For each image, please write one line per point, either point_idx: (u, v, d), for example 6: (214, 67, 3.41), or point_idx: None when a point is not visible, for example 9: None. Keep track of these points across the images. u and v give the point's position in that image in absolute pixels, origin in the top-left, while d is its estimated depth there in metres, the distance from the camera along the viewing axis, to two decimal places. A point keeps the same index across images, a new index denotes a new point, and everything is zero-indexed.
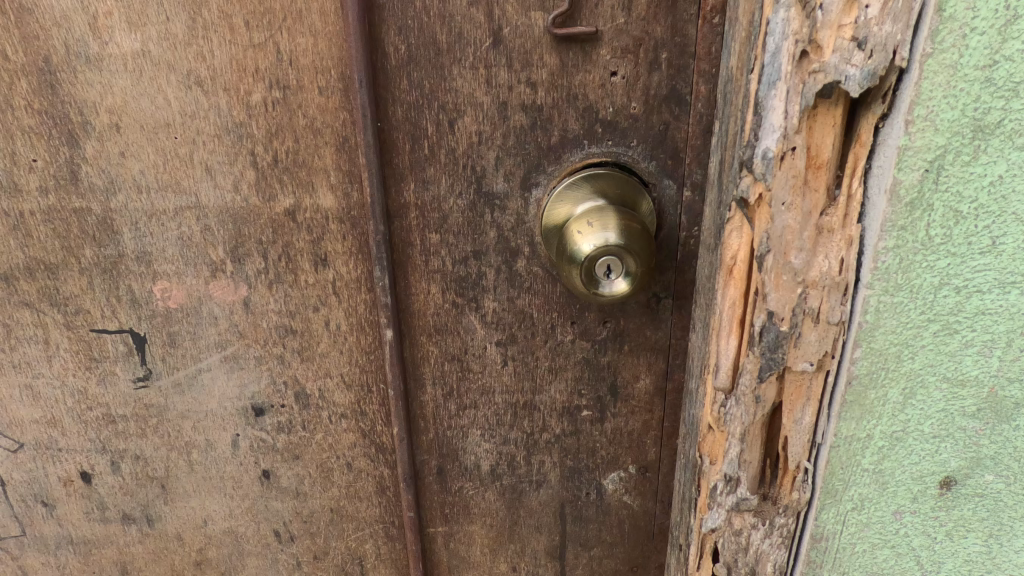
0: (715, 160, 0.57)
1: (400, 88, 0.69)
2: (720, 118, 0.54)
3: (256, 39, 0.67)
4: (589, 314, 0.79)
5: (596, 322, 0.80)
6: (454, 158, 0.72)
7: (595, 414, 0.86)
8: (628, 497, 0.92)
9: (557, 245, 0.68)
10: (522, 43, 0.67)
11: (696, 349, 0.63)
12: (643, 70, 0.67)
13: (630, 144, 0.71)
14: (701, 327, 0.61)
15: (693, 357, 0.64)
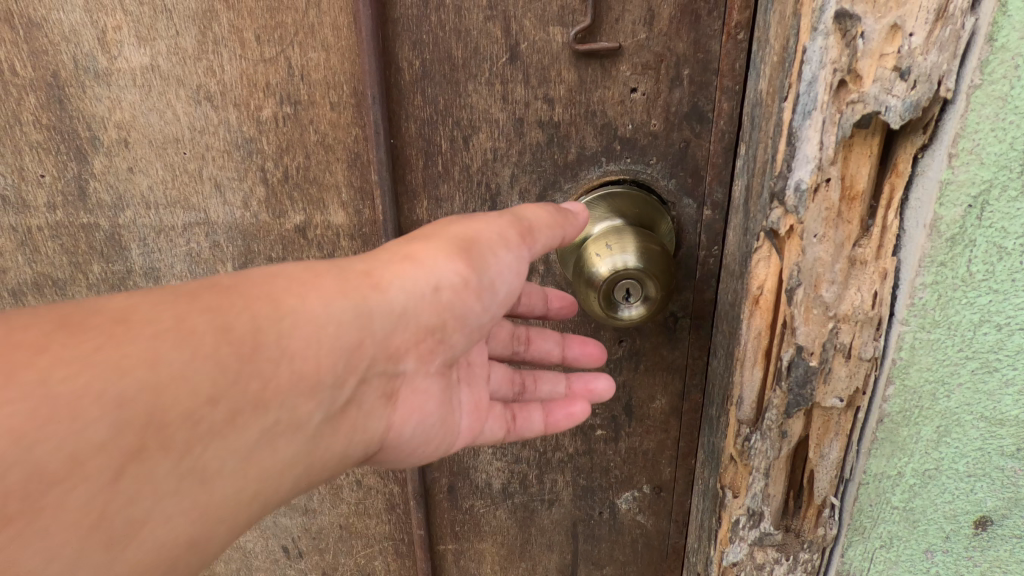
0: (740, 183, 0.55)
1: (413, 104, 0.67)
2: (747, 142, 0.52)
3: (267, 54, 0.65)
4: (605, 333, 0.78)
5: (611, 341, 0.78)
6: (469, 176, 0.70)
7: (609, 433, 0.85)
8: (642, 516, 0.91)
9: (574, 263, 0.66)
10: (540, 59, 0.65)
11: (717, 376, 0.61)
12: (664, 87, 0.66)
13: (649, 162, 0.69)
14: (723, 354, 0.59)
15: (714, 385, 0.62)
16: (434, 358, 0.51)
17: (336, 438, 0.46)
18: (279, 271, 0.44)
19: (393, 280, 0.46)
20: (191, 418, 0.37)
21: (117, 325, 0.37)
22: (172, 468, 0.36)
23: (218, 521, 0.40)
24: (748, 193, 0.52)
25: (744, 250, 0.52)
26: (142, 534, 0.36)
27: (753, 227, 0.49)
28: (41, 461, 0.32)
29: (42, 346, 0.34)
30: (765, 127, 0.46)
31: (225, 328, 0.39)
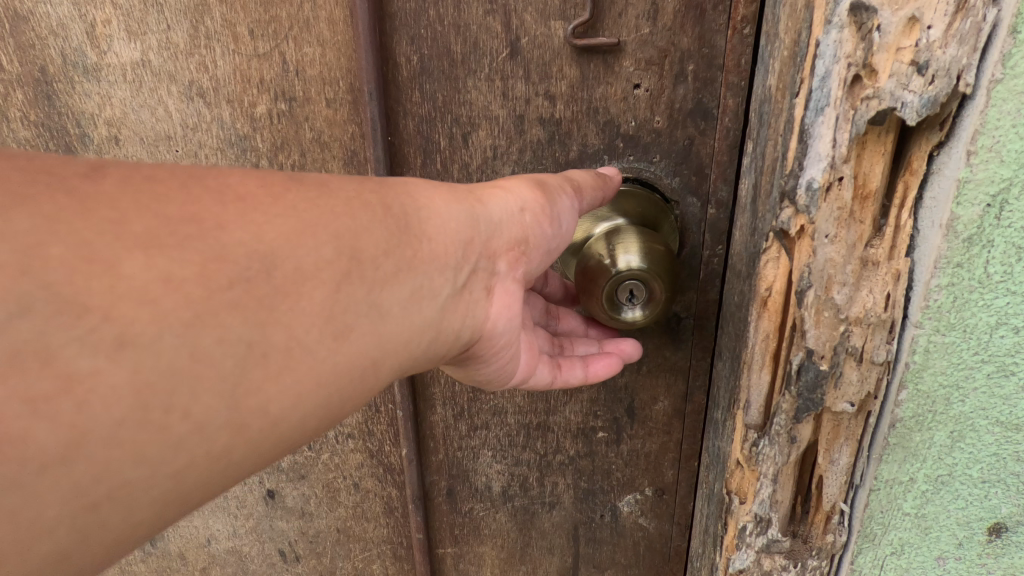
0: (746, 181, 0.54)
1: (411, 100, 0.66)
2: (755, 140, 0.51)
3: (261, 49, 0.64)
4: None
5: None
6: (468, 174, 0.68)
7: (611, 435, 0.84)
8: (644, 519, 0.90)
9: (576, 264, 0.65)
10: (541, 54, 0.63)
11: (722, 380, 0.59)
12: (668, 83, 0.64)
13: (652, 160, 0.68)
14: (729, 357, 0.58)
15: (719, 388, 0.61)
16: (524, 269, 0.52)
17: (458, 312, 0.47)
18: (410, 178, 0.48)
19: (493, 191, 0.50)
20: (363, 264, 0.41)
21: (313, 186, 0.42)
22: (351, 302, 0.40)
23: (361, 370, 0.41)
24: (755, 193, 0.50)
25: (751, 251, 0.50)
26: (314, 361, 0.38)
27: (761, 228, 0.48)
28: (276, 267, 0.37)
29: (273, 196, 0.39)
30: (774, 125, 0.45)
31: (384, 204, 0.44)
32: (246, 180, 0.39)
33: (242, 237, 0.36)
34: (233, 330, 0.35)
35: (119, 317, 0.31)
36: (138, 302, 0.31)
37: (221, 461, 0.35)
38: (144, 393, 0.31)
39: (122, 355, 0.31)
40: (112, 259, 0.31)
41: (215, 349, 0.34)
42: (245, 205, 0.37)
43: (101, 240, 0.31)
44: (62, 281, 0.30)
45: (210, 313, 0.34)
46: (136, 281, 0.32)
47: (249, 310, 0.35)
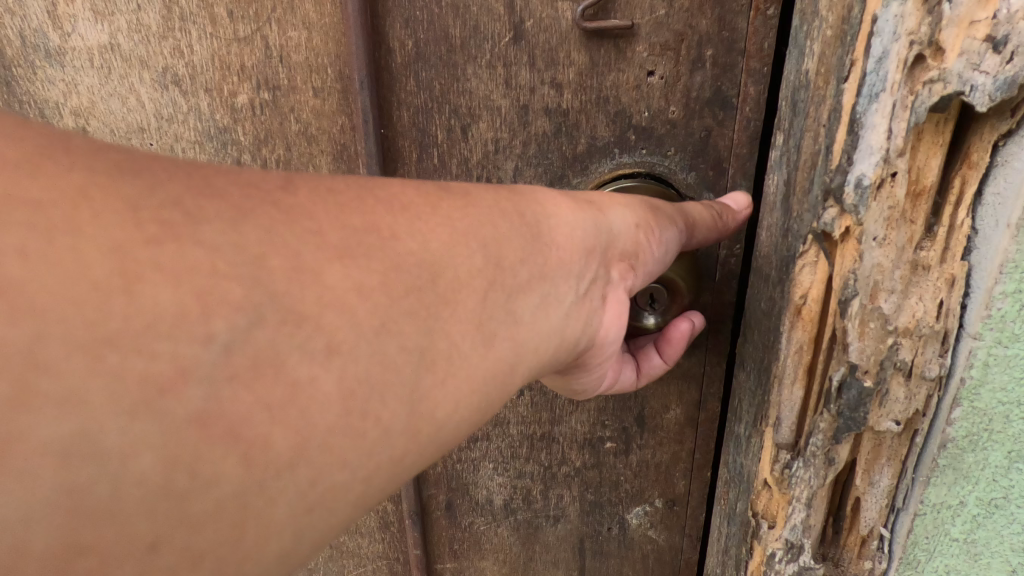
0: (770, 180, 0.48)
1: (405, 89, 0.60)
2: (784, 132, 0.44)
3: (241, 32, 0.58)
4: None
5: None
6: (468, 169, 0.63)
7: (620, 445, 0.80)
8: (654, 531, 0.86)
9: None
10: (547, 38, 0.58)
11: (744, 392, 0.52)
12: (684, 70, 0.60)
13: (666, 153, 0.63)
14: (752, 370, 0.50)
15: (740, 400, 0.54)
16: (633, 282, 0.48)
17: (581, 321, 0.45)
18: (533, 186, 0.46)
19: (611, 200, 0.48)
20: (506, 273, 0.40)
21: (457, 196, 0.41)
22: (495, 310, 0.39)
23: (504, 374, 0.40)
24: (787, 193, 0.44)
25: (783, 256, 0.45)
26: (465, 367, 0.37)
27: (797, 232, 0.43)
28: (438, 278, 0.37)
29: (426, 203, 0.39)
30: (816, 116, 0.40)
31: (519, 212, 0.43)
32: (405, 192, 0.39)
33: (411, 247, 0.36)
34: (411, 338, 0.35)
35: (326, 325, 0.32)
36: (339, 311, 0.32)
37: (401, 464, 0.35)
38: (348, 400, 0.32)
39: (332, 362, 0.32)
40: (318, 268, 0.32)
41: (396, 357, 0.34)
42: (410, 215, 0.37)
43: (305, 250, 0.32)
44: (284, 290, 0.31)
45: (391, 322, 0.34)
46: (338, 291, 0.32)
47: (419, 318, 0.35)
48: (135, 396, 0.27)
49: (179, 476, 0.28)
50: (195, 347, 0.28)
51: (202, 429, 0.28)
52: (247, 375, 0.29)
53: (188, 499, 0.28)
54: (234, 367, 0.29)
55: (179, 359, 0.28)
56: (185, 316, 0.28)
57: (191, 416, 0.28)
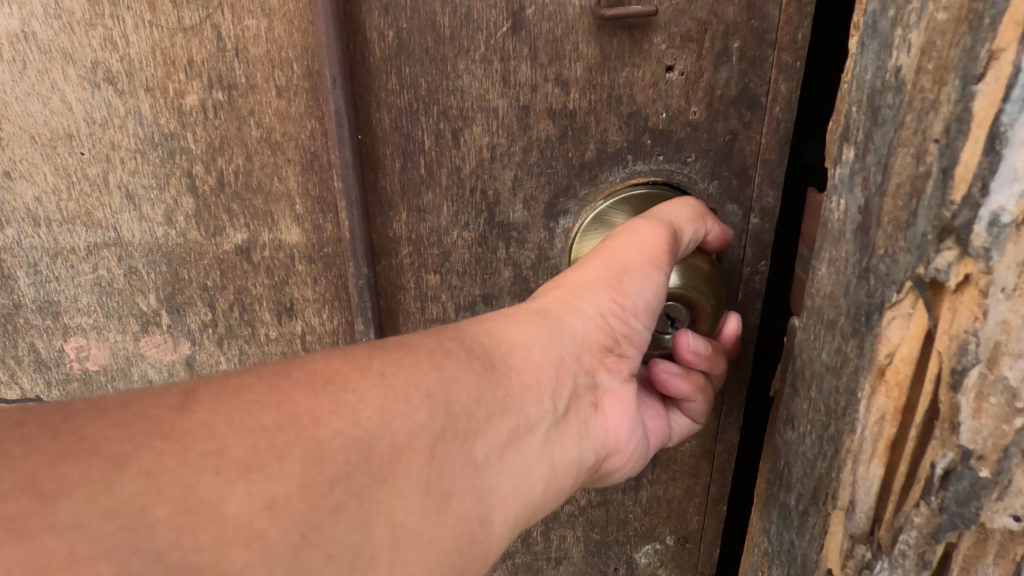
0: (840, 203, 0.39)
1: (385, 88, 0.51)
2: (863, 147, 0.36)
3: (187, 21, 0.49)
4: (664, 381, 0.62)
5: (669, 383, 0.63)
6: (460, 180, 0.55)
7: (628, 481, 0.72)
8: (663, 570, 0.79)
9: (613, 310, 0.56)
10: (551, 28, 0.50)
11: (798, 457, 0.44)
12: (708, 64, 0.52)
13: (686, 160, 0.55)
14: (814, 442, 0.42)
15: (791, 465, 0.45)
16: (626, 367, 0.47)
17: (566, 440, 0.42)
18: (481, 316, 0.43)
19: (573, 299, 0.44)
20: (458, 417, 0.36)
21: (395, 347, 0.37)
22: (447, 464, 0.35)
23: (471, 534, 0.36)
24: (865, 222, 0.36)
25: (859, 302, 0.37)
26: (416, 544, 0.33)
27: (883, 275, 0.36)
28: (371, 453, 0.32)
29: (359, 366, 0.35)
30: (919, 127, 0.32)
31: (465, 346, 0.39)
32: (329, 358, 0.35)
33: (339, 427, 0.32)
34: (339, 541, 0.30)
35: (229, 570, 0.27)
36: (246, 543, 0.27)
37: None
38: None
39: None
40: (216, 498, 0.27)
41: (324, 569, 0.29)
42: (336, 386, 0.33)
43: (204, 481, 0.27)
44: (168, 547, 0.26)
45: (314, 528, 0.29)
46: (242, 519, 0.28)
47: (350, 511, 0.31)
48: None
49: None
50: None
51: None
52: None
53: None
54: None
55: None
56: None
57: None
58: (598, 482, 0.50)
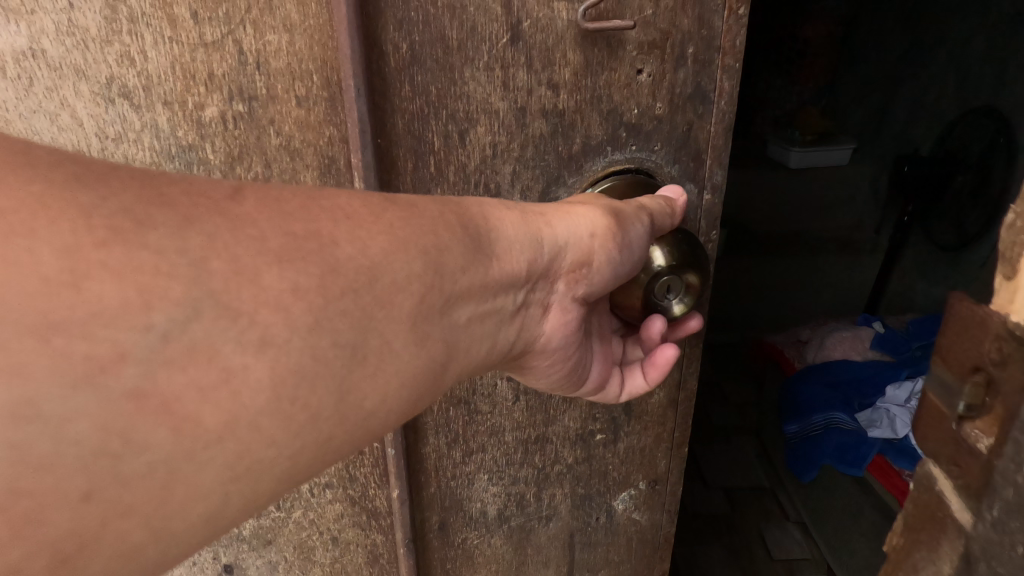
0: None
1: (400, 96, 0.57)
2: None
3: (208, 36, 0.51)
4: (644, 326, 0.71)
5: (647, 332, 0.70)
6: (466, 176, 0.61)
7: (608, 436, 0.82)
8: (637, 513, 0.89)
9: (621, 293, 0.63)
10: (544, 39, 0.57)
11: None
12: (669, 66, 0.62)
13: (653, 148, 0.65)
14: None
15: None
16: (582, 288, 0.57)
17: (509, 326, 0.55)
18: (487, 198, 0.54)
19: (568, 213, 0.55)
20: (444, 279, 0.48)
21: (401, 205, 0.48)
22: (428, 315, 0.47)
23: (436, 369, 0.48)
24: None
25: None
26: (395, 363, 0.45)
27: None
28: (376, 280, 0.44)
29: (374, 214, 0.46)
30: None
31: (462, 224, 0.50)
32: (351, 202, 0.45)
33: (348, 253, 0.43)
34: (343, 334, 0.42)
35: (261, 321, 0.38)
36: (274, 310, 0.39)
37: (325, 446, 0.43)
38: (278, 387, 0.39)
39: (262, 351, 0.38)
40: (256, 271, 0.39)
41: (329, 351, 0.41)
42: (352, 223, 0.44)
43: (245, 255, 0.39)
44: (220, 289, 0.37)
45: (326, 319, 0.41)
46: (274, 290, 0.39)
47: (353, 316, 0.43)
48: (81, 372, 0.33)
49: (114, 442, 0.33)
50: (136, 335, 0.34)
51: (140, 404, 0.34)
52: (182, 361, 0.36)
53: (119, 462, 0.34)
54: (169, 353, 0.35)
55: (121, 345, 0.34)
56: (126, 308, 0.34)
57: (126, 392, 0.34)
58: (516, 368, 0.62)
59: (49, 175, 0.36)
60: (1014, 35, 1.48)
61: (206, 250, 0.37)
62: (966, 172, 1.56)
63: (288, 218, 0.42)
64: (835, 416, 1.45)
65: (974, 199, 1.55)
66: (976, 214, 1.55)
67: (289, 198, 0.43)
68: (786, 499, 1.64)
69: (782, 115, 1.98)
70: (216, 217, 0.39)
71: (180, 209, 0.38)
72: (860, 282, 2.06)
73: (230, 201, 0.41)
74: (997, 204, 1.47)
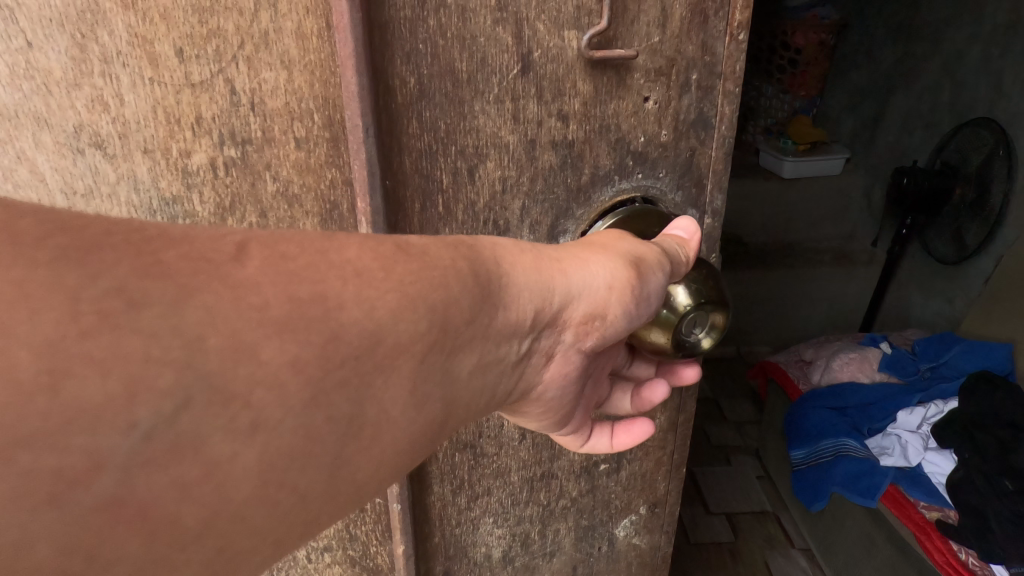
0: None
1: (408, 132, 0.53)
2: None
3: (195, 76, 0.46)
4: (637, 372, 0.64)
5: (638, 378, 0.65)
6: (474, 214, 0.58)
7: (611, 464, 0.80)
8: (637, 538, 0.87)
9: (640, 335, 0.59)
10: (555, 69, 0.55)
11: None
12: (674, 94, 0.60)
13: (658, 175, 0.63)
14: None
15: None
16: (592, 340, 0.51)
17: (509, 377, 0.49)
18: (498, 239, 0.48)
19: (585, 260, 0.48)
20: (448, 335, 0.42)
21: (415, 254, 0.41)
22: (429, 374, 0.41)
23: (434, 428, 0.43)
24: None
25: None
26: (391, 429, 0.40)
27: None
28: (380, 344, 0.38)
29: (385, 266, 0.40)
30: None
31: (474, 270, 0.44)
32: (362, 251, 0.39)
33: (355, 316, 0.37)
34: (338, 408, 0.36)
35: (256, 403, 0.32)
36: (270, 388, 0.33)
37: (311, 525, 0.38)
38: (266, 473, 0.34)
39: (254, 437, 0.33)
40: (255, 345, 0.32)
41: (323, 425, 0.36)
42: (362, 281, 0.38)
43: (248, 328, 0.32)
44: (216, 369, 0.31)
45: (323, 395, 0.35)
46: (273, 365, 0.33)
47: (352, 386, 0.37)
48: (45, 492, 0.26)
49: (77, 563, 0.28)
50: (115, 438, 0.28)
51: (112, 516, 0.28)
52: (162, 460, 0.29)
53: None
54: (152, 453, 0.29)
55: (98, 451, 0.28)
56: (108, 406, 0.28)
57: (98, 504, 0.28)
58: (506, 410, 0.56)
59: (22, 244, 0.28)
60: (1007, 53, 1.62)
61: (205, 325, 0.31)
62: (967, 184, 1.66)
63: (294, 279, 0.35)
64: (845, 443, 1.41)
65: (972, 210, 1.65)
66: (975, 224, 1.65)
67: (296, 253, 0.36)
68: (790, 524, 1.59)
69: (773, 125, 2.16)
70: (216, 284, 0.32)
71: (177, 278, 0.31)
72: (832, 292, 2.12)
73: (231, 259, 0.34)
74: (999, 214, 1.58)
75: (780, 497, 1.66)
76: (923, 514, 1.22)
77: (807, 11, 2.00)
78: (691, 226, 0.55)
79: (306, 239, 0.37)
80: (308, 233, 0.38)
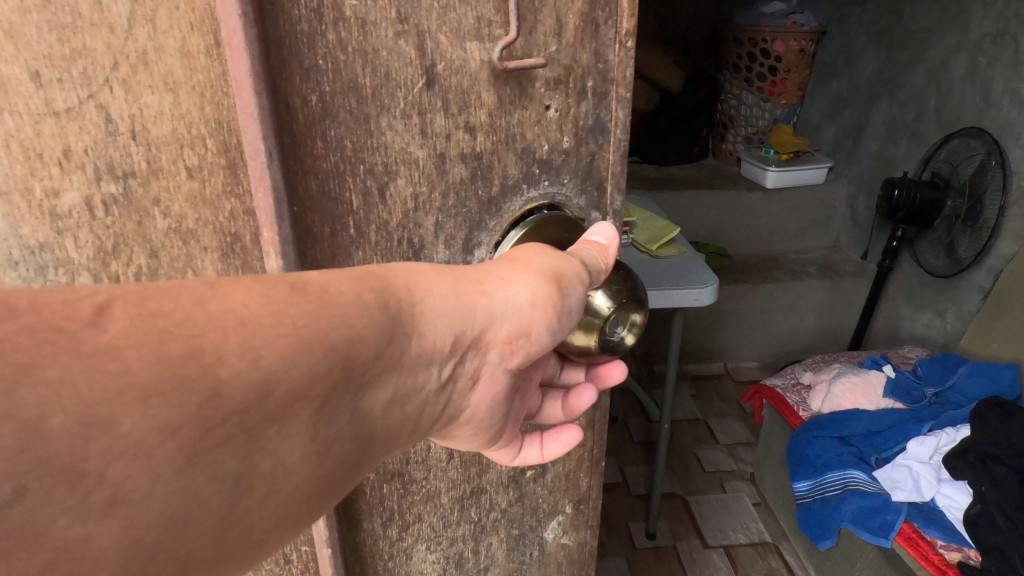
0: None
1: (313, 153, 0.51)
2: None
3: (57, 104, 0.43)
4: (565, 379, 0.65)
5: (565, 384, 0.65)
6: (388, 233, 0.56)
7: (538, 470, 0.78)
8: (566, 537, 0.85)
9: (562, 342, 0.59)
10: (458, 81, 0.53)
11: None
12: (573, 101, 0.58)
13: (563, 182, 0.61)
14: None
15: None
16: (516, 358, 0.49)
17: (432, 404, 0.47)
18: (410, 265, 0.46)
19: (507, 281, 0.47)
20: (353, 372, 0.40)
21: (312, 293, 0.38)
22: (333, 415, 0.39)
23: (345, 467, 0.42)
24: None
25: None
26: (290, 478, 0.38)
27: None
28: (269, 395, 0.35)
29: (275, 311, 0.36)
30: None
31: (381, 303, 0.41)
32: (246, 294, 0.36)
33: (239, 368, 0.33)
34: (224, 467, 0.34)
35: (112, 479, 0.30)
36: (131, 459, 0.30)
37: None
38: (133, 550, 0.31)
39: (112, 514, 0.30)
40: (112, 414, 0.29)
41: (206, 488, 0.33)
42: (247, 330, 0.34)
43: (104, 399, 0.29)
44: (60, 450, 0.28)
45: (201, 455, 0.32)
46: (134, 436, 0.30)
47: (238, 442, 0.34)
48: None
49: None
50: None
51: None
52: None
53: None
54: None
55: None
56: None
57: None
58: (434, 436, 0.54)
59: None
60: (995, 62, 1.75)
61: (46, 403, 0.28)
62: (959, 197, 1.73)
63: (163, 338, 0.31)
64: (852, 475, 1.48)
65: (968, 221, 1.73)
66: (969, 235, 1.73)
67: (169, 308, 0.33)
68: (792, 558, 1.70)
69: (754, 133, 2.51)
70: (66, 356, 0.28)
71: (13, 355, 0.27)
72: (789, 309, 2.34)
73: (86, 325, 0.30)
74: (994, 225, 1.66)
75: (782, 529, 1.78)
76: (941, 553, 1.27)
77: (788, 23, 2.31)
78: (608, 228, 0.56)
79: (181, 289, 0.34)
80: (186, 283, 0.35)
